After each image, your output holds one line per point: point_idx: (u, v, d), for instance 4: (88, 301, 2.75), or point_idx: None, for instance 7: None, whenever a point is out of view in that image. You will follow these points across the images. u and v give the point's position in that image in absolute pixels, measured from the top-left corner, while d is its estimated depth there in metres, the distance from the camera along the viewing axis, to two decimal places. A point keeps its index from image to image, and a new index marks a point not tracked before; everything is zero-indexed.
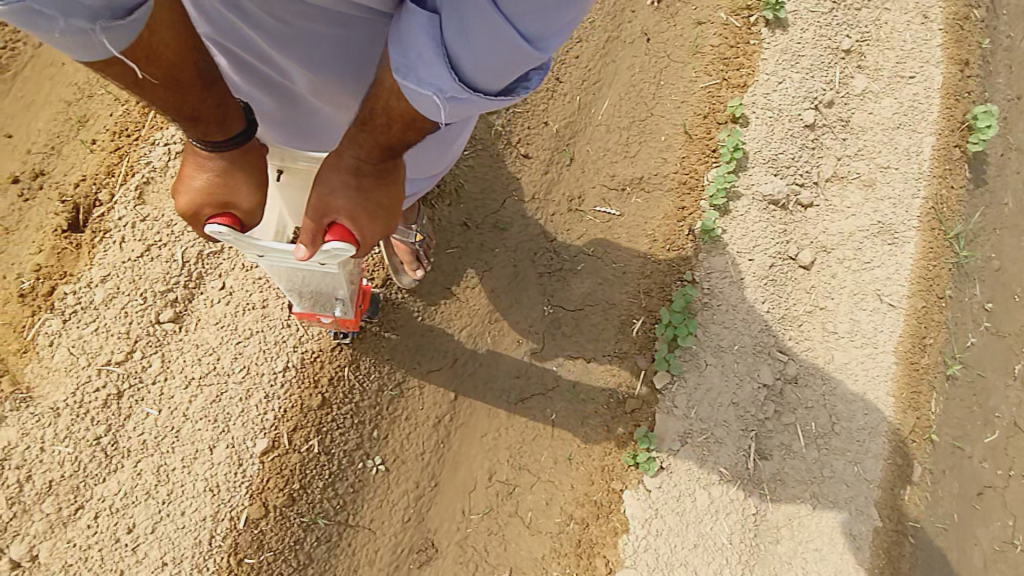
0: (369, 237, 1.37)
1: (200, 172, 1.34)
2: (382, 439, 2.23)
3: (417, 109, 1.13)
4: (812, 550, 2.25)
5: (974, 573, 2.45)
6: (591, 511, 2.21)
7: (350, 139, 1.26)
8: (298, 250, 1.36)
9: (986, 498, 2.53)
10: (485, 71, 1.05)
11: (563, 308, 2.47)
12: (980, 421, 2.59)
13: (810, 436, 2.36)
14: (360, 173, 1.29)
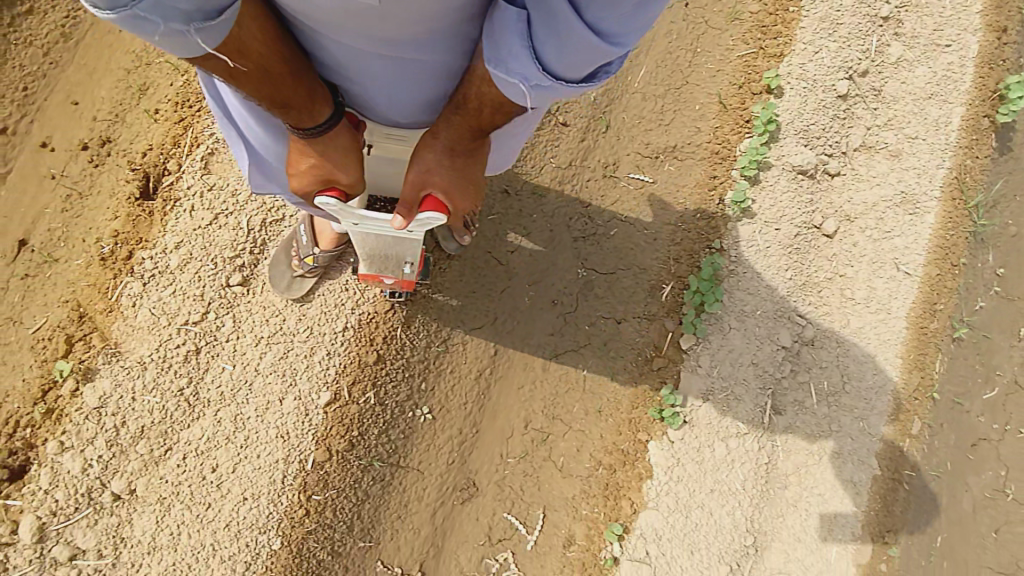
0: (459, 208, 1.57)
1: (304, 157, 1.49)
2: (429, 390, 2.45)
3: (507, 95, 1.22)
4: (816, 494, 2.50)
5: (962, 517, 2.60)
6: (618, 458, 2.43)
7: (447, 121, 1.44)
8: (395, 220, 1.52)
9: (979, 449, 2.64)
10: (566, 63, 1.11)
11: (596, 271, 2.63)
12: (980, 378, 2.68)
13: (822, 394, 2.57)
14: (456, 151, 1.48)
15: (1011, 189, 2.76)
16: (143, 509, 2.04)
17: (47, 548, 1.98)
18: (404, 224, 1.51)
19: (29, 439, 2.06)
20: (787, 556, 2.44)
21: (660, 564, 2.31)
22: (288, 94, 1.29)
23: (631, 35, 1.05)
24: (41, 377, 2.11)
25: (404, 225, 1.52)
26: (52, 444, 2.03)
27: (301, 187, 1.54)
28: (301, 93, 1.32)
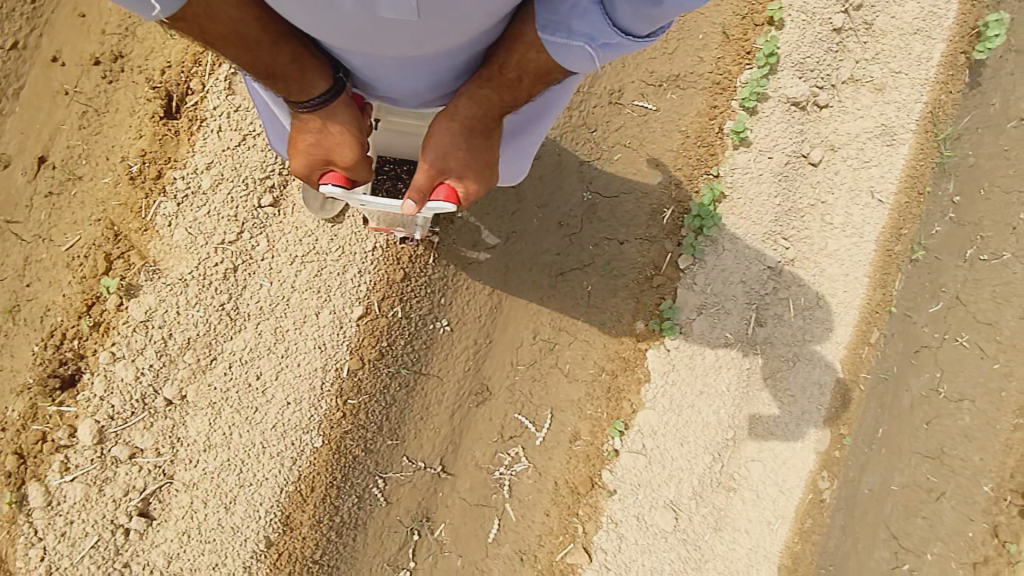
0: (470, 193, 1.65)
1: (303, 136, 1.56)
2: (447, 306, 2.62)
3: (568, 59, 1.32)
4: (788, 394, 2.85)
5: (902, 410, 3.10)
6: (620, 364, 2.71)
7: (468, 99, 1.51)
8: (407, 207, 1.60)
9: (921, 354, 3.10)
10: (639, 16, 1.18)
11: (600, 194, 2.79)
12: (929, 293, 3.08)
13: (799, 308, 2.88)
14: (472, 133, 1.55)
15: (976, 122, 3.05)
16: (194, 412, 2.21)
17: (107, 448, 2.15)
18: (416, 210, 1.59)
19: (77, 350, 2.17)
20: (759, 445, 2.84)
21: (653, 454, 2.67)
22: (274, 64, 1.35)
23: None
24: (81, 292, 2.18)
25: (414, 211, 1.60)
26: (104, 354, 2.14)
27: (301, 167, 1.62)
28: (291, 67, 1.38)
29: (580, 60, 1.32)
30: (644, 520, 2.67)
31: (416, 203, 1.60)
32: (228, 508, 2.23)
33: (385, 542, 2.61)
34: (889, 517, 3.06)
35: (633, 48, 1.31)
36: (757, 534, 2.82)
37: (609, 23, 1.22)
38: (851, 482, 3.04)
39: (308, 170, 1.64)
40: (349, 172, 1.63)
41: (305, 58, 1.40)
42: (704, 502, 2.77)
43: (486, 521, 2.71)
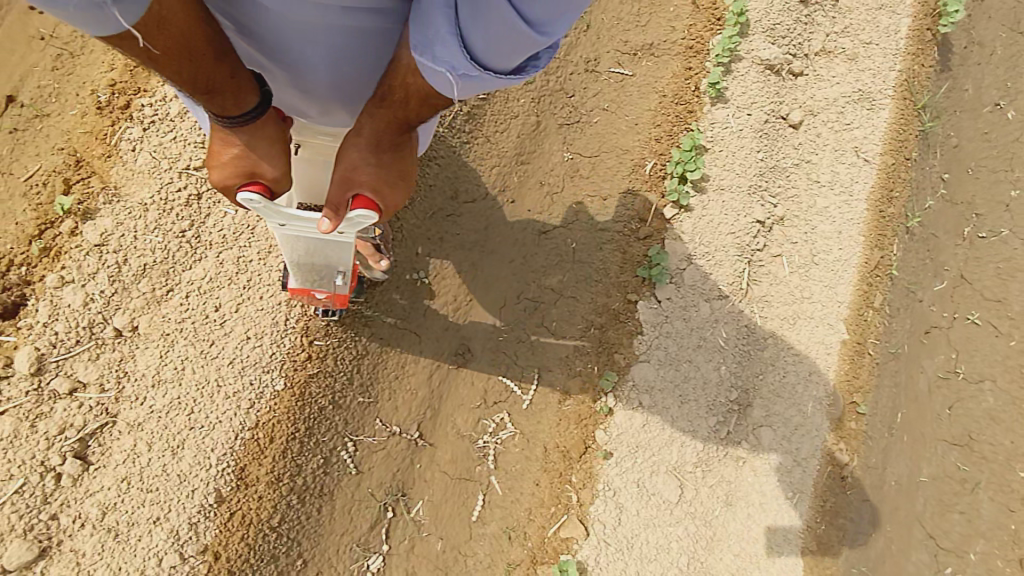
0: (390, 205, 1.53)
1: (228, 149, 1.46)
2: (424, 258, 2.54)
3: (434, 84, 1.26)
4: (792, 354, 2.66)
5: (919, 394, 2.92)
6: (610, 317, 2.55)
7: (372, 113, 1.43)
8: (322, 223, 1.46)
9: (932, 336, 2.96)
10: (495, 48, 1.14)
11: (581, 154, 2.75)
12: (931, 272, 3.00)
13: (794, 266, 2.75)
14: (380, 147, 1.47)
15: (950, 104, 3.09)
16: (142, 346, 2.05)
17: (45, 381, 1.98)
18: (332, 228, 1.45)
19: (22, 276, 2.03)
20: (768, 410, 2.59)
21: (650, 412, 2.44)
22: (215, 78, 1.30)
23: (557, 20, 1.07)
24: (35, 217, 2.08)
25: (331, 228, 1.46)
26: (52, 278, 2.02)
27: (221, 181, 1.49)
28: (230, 83, 1.33)
29: (447, 87, 1.26)
30: (645, 488, 2.38)
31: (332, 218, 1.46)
32: (176, 454, 2.03)
33: (354, 519, 2.31)
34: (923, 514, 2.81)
35: (500, 84, 1.26)
36: (774, 512, 2.50)
37: (469, 55, 1.16)
38: (874, 469, 2.83)
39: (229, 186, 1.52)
40: (275, 188, 1.51)
41: (242, 76, 1.36)
42: (713, 473, 2.47)
43: (469, 497, 2.41)
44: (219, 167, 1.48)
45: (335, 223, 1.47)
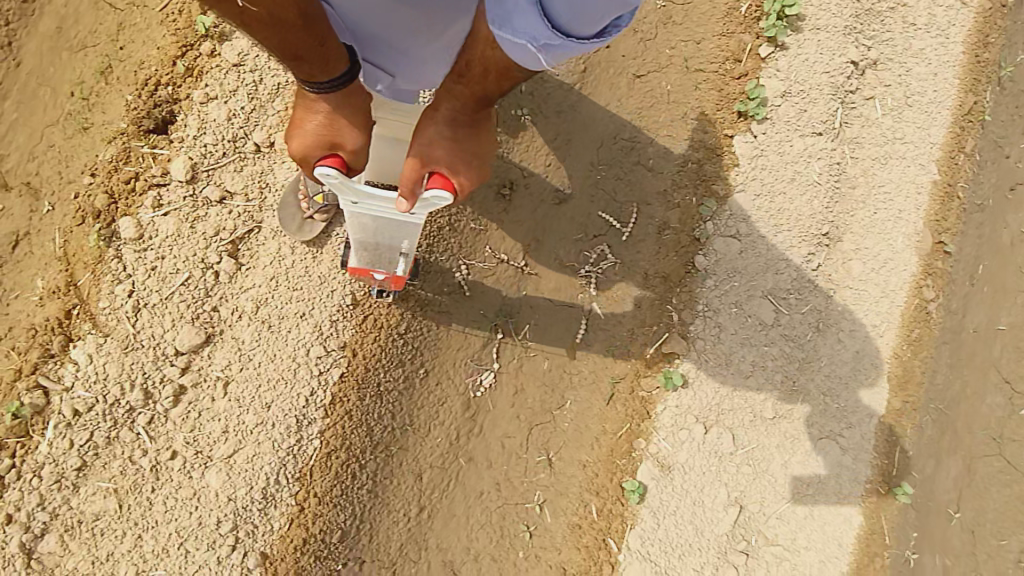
0: (464, 185, 1.61)
1: (312, 117, 1.50)
2: (527, 95, 2.62)
3: (520, 58, 1.23)
4: (882, 193, 2.72)
5: (1001, 249, 2.73)
6: (706, 154, 2.63)
7: (447, 91, 1.47)
8: (400, 203, 1.57)
9: (1017, 193, 2.76)
10: (576, 15, 1.06)
11: (673, 2, 2.73)
12: (1019, 129, 2.80)
13: (887, 109, 2.77)
14: (457, 124, 1.51)
15: None
16: (286, 223, 2.19)
17: (198, 189, 2.18)
18: (409, 208, 1.56)
19: (170, 96, 2.25)
20: (858, 244, 2.68)
21: (746, 241, 2.57)
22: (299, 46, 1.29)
23: None
24: (174, 41, 2.27)
25: (407, 206, 1.57)
26: (198, 94, 2.22)
27: (300, 149, 1.54)
28: (317, 50, 1.32)
29: (530, 58, 1.22)
30: (743, 309, 2.54)
31: (408, 199, 1.56)
32: (315, 257, 2.22)
33: (467, 338, 2.49)
34: (1001, 360, 2.64)
35: (584, 51, 1.17)
36: (861, 338, 2.63)
37: (550, 26, 1.10)
38: (953, 314, 2.72)
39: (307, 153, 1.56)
40: (351, 160, 1.56)
41: (330, 43, 1.34)
42: (804, 302, 2.59)
43: (572, 322, 2.57)
44: (300, 135, 1.52)
45: (411, 204, 1.58)
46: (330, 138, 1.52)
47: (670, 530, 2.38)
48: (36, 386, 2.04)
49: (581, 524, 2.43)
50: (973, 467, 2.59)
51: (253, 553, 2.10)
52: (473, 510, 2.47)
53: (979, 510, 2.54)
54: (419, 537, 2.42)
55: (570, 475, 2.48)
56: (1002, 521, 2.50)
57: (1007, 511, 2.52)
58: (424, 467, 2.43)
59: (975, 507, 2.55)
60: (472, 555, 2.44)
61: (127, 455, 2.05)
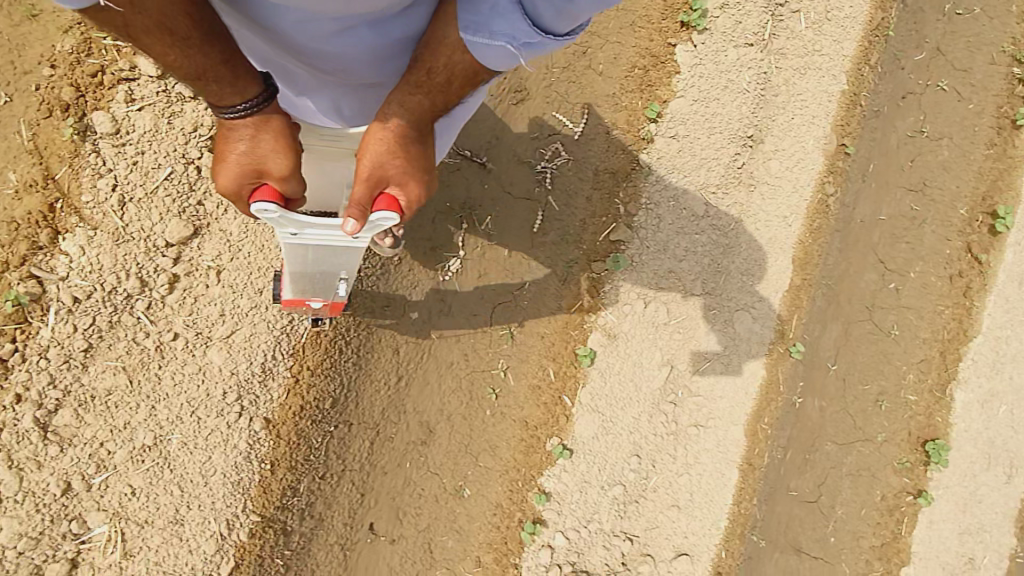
0: (412, 202, 1.58)
1: (233, 143, 1.50)
2: None
3: (491, 60, 1.41)
4: (801, 101, 3.06)
5: (890, 148, 3.55)
6: (651, 60, 2.86)
7: (400, 105, 1.49)
8: (348, 226, 1.52)
9: (907, 101, 3.56)
10: (558, 8, 1.28)
11: None
12: (914, 44, 3.55)
13: (811, 23, 3.08)
14: (407, 138, 1.52)
15: None
16: None
17: (171, 85, 2.22)
18: (358, 228, 1.50)
19: None
20: (777, 146, 3.06)
21: (683, 141, 2.87)
22: (206, 62, 1.34)
23: None
24: None
25: (357, 229, 1.52)
26: None
27: (227, 180, 1.52)
28: (223, 70, 1.38)
29: (501, 60, 1.41)
30: (679, 203, 2.90)
31: (357, 221, 1.52)
32: None
33: (436, 228, 2.75)
34: (878, 244, 3.55)
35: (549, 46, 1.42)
36: (774, 228, 3.08)
37: (532, 24, 1.33)
38: (848, 205, 3.48)
39: (237, 186, 1.54)
40: (282, 185, 1.53)
41: (239, 63, 1.40)
42: (729, 196, 2.99)
43: (529, 214, 2.84)
44: (224, 166, 1.51)
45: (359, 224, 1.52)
46: (256, 164, 1.51)
47: (614, 387, 2.86)
48: (29, 276, 2.10)
49: (540, 385, 2.84)
50: (851, 329, 3.52)
51: (257, 418, 2.37)
52: (444, 378, 2.83)
53: (851, 360, 3.52)
54: (398, 403, 2.78)
55: (531, 344, 2.85)
56: (866, 369, 3.52)
57: (872, 360, 3.53)
58: (400, 342, 2.73)
59: (849, 358, 3.51)
60: (446, 415, 2.84)
61: (131, 337, 2.19)
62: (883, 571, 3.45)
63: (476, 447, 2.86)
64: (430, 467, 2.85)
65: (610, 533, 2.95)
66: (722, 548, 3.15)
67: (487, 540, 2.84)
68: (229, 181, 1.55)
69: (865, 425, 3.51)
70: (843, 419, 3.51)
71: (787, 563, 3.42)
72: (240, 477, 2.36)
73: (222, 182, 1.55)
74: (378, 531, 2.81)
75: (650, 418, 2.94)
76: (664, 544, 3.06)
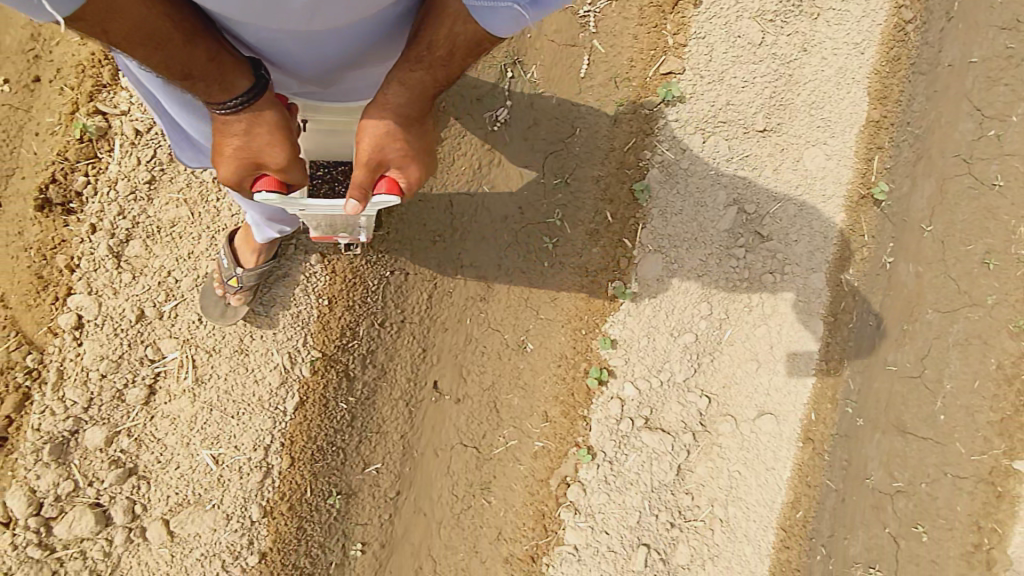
0: (412, 181, 1.63)
1: (228, 138, 1.49)
2: None
3: (497, 25, 1.36)
4: None
5: None
6: None
7: (398, 86, 1.49)
8: (350, 206, 1.59)
9: None
10: None
11: None
12: None
13: None
14: (405, 120, 1.53)
15: None
16: None
17: None
18: (359, 208, 1.58)
19: None
20: None
21: None
22: (190, 64, 1.29)
23: None
24: None
25: (358, 208, 1.60)
26: None
27: (227, 173, 1.54)
28: (209, 67, 1.32)
29: (507, 22, 1.36)
30: (732, 32, 2.80)
31: (357, 199, 1.59)
32: None
33: (481, 75, 2.73)
34: (972, 92, 3.03)
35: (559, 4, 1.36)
36: (844, 56, 2.91)
37: None
38: (930, 46, 3.01)
39: (237, 178, 1.56)
40: (282, 176, 1.56)
41: (224, 59, 1.35)
42: (789, 26, 2.86)
43: (576, 60, 2.79)
44: (223, 159, 1.52)
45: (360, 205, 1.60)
46: (253, 158, 1.52)
47: (675, 228, 2.75)
48: (95, 112, 2.27)
49: (599, 229, 2.76)
50: (945, 185, 3.02)
51: (313, 254, 2.46)
52: (500, 233, 2.77)
53: (948, 221, 3.00)
54: (454, 255, 2.74)
55: (586, 190, 2.78)
56: (969, 229, 2.98)
57: (974, 219, 2.98)
58: (454, 195, 2.74)
59: (946, 218, 3.01)
60: (504, 270, 2.77)
61: (190, 172, 2.31)
62: (1005, 449, 2.80)
63: (536, 300, 2.78)
64: (491, 324, 2.78)
65: (683, 388, 2.78)
66: (812, 410, 2.95)
67: (553, 393, 2.74)
68: (225, 170, 1.55)
69: (971, 288, 2.95)
70: (944, 285, 2.98)
71: (891, 446, 2.95)
72: (299, 309, 2.44)
73: (223, 173, 1.56)
74: (443, 390, 2.76)
75: (719, 262, 2.80)
76: (745, 403, 2.87)
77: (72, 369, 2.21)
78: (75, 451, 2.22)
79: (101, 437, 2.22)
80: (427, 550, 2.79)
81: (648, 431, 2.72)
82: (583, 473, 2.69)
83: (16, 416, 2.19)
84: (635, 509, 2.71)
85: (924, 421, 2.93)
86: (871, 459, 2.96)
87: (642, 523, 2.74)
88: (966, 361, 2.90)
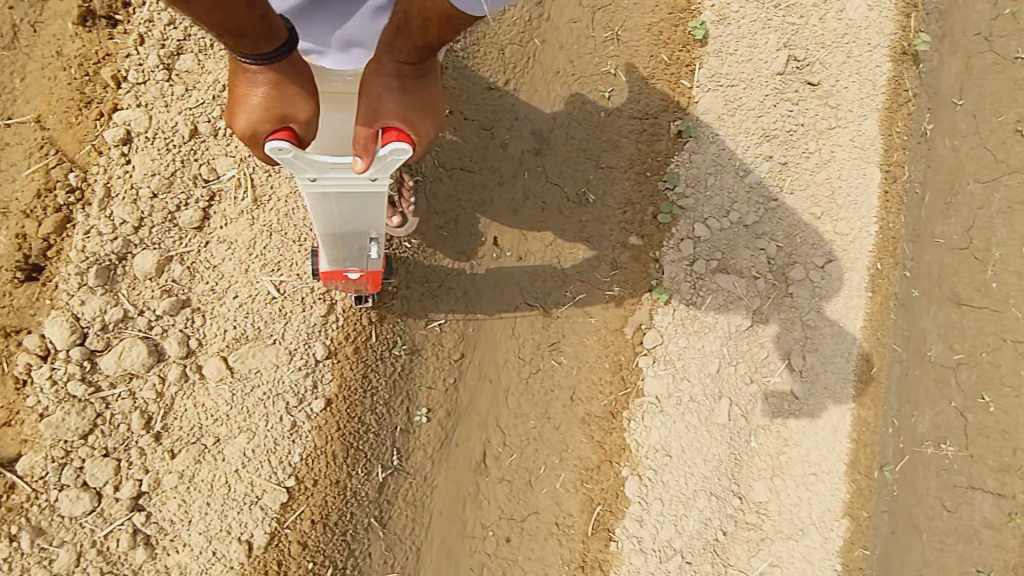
0: (420, 137, 1.53)
1: (255, 89, 1.43)
2: None
3: (463, 4, 1.25)
4: None
5: None
6: None
7: (388, 43, 1.43)
8: (357, 164, 1.53)
9: None
10: None
11: None
12: None
13: None
14: (404, 73, 1.47)
15: None
16: None
17: None
18: (368, 165, 1.52)
19: None
20: None
21: None
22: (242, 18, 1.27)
23: None
24: None
25: (364, 166, 1.53)
26: None
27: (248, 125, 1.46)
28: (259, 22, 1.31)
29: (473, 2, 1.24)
30: None
31: (362, 156, 1.51)
32: None
33: None
34: None
35: None
36: None
37: None
38: None
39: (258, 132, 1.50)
40: (304, 131, 1.50)
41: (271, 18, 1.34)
42: None
43: None
44: (246, 111, 1.45)
45: (368, 162, 1.53)
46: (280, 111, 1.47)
47: (732, 67, 2.77)
48: None
49: (655, 72, 2.73)
50: (971, 62, 2.98)
51: None
52: (553, 87, 2.71)
53: (977, 95, 2.94)
54: (509, 108, 2.66)
55: (638, 38, 2.75)
56: (999, 97, 2.91)
57: (1001, 90, 2.92)
58: (504, 44, 2.67)
59: (976, 91, 2.95)
60: (559, 122, 2.69)
61: None
62: None
63: (596, 150, 2.68)
64: (551, 178, 2.65)
65: (753, 234, 2.73)
66: (876, 261, 2.81)
67: (620, 240, 2.64)
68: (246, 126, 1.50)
69: (1008, 157, 2.84)
70: (982, 156, 2.89)
71: (948, 319, 2.81)
72: None
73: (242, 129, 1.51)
74: (503, 247, 2.57)
75: (774, 104, 2.80)
76: (813, 250, 2.78)
77: (120, 188, 2.07)
78: (123, 280, 2.04)
79: (152, 262, 2.05)
80: (495, 420, 2.51)
81: (722, 274, 2.68)
82: (658, 319, 2.60)
83: (55, 240, 2.02)
84: (715, 355, 2.62)
85: (979, 290, 2.78)
86: (929, 333, 2.82)
87: (723, 374, 2.63)
88: (1013, 228, 2.78)
